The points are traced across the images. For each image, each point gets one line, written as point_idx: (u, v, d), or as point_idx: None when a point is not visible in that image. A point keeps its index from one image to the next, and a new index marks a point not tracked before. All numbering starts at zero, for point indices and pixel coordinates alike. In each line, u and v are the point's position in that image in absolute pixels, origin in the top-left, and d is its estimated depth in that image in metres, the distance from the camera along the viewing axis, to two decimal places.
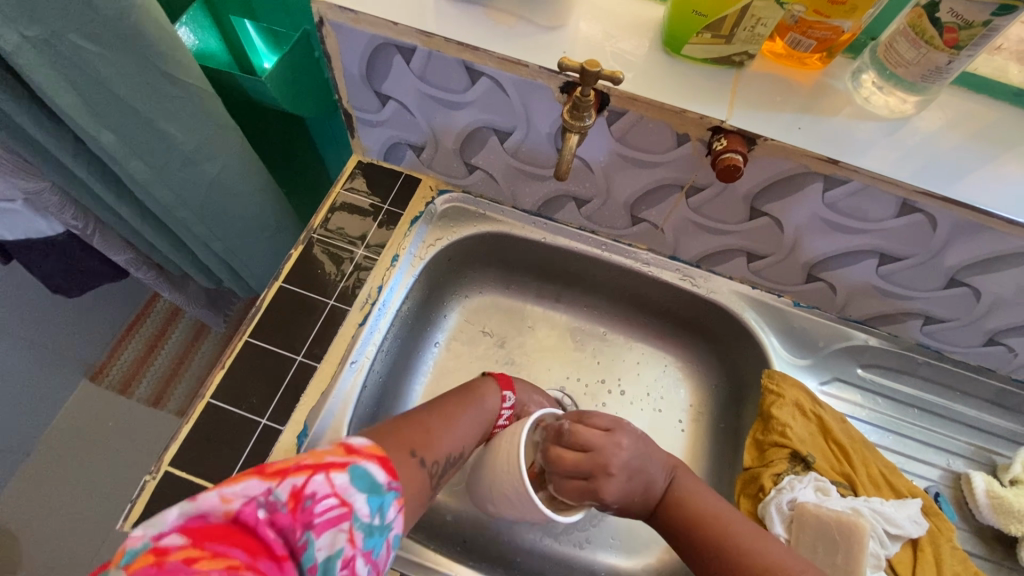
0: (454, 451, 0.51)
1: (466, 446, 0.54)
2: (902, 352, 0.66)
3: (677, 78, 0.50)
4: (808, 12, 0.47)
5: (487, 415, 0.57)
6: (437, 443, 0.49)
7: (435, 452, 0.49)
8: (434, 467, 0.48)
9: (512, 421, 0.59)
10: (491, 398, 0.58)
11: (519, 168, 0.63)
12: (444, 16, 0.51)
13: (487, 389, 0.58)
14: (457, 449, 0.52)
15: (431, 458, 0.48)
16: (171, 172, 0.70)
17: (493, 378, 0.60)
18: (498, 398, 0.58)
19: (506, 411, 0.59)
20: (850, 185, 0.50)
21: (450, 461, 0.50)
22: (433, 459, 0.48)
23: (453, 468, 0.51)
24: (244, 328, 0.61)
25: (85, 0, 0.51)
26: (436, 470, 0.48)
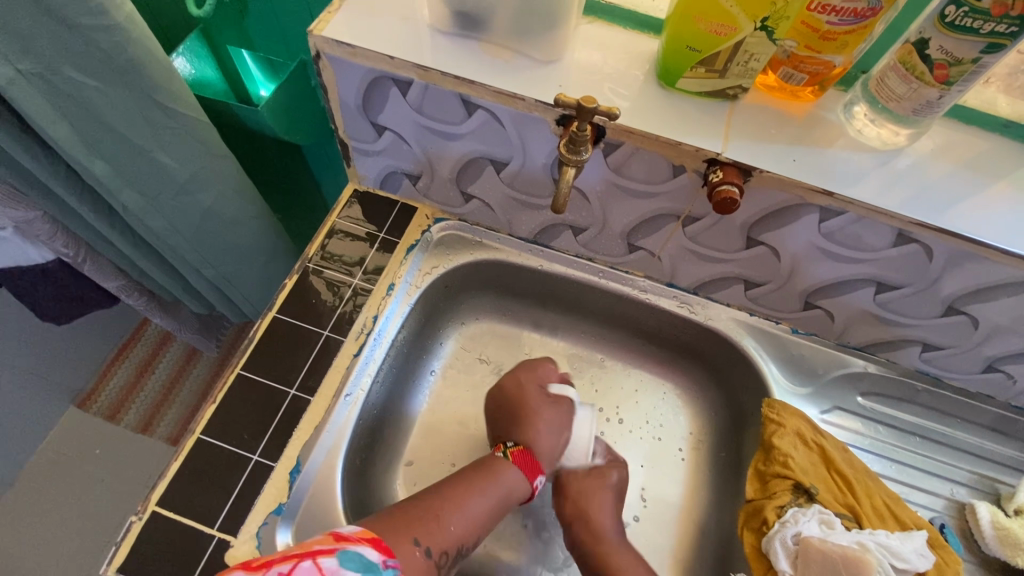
0: (467, 538, 0.51)
1: (484, 530, 0.54)
2: (900, 379, 0.66)
3: (672, 110, 0.51)
4: (800, 47, 0.47)
5: (514, 498, 0.57)
6: (448, 534, 0.49)
7: (445, 543, 0.49)
8: (442, 558, 0.48)
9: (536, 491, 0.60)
10: (512, 479, 0.57)
11: (516, 197, 0.63)
12: (441, 50, 0.52)
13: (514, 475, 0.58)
14: (470, 537, 0.52)
15: (438, 549, 0.48)
16: (165, 202, 0.69)
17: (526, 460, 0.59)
18: (526, 486, 0.59)
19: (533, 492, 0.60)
20: (846, 216, 0.50)
21: (462, 551, 0.50)
22: (439, 550, 0.48)
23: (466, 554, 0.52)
24: (236, 360, 0.60)
25: (81, 35, 0.51)
26: (441, 562, 0.48)
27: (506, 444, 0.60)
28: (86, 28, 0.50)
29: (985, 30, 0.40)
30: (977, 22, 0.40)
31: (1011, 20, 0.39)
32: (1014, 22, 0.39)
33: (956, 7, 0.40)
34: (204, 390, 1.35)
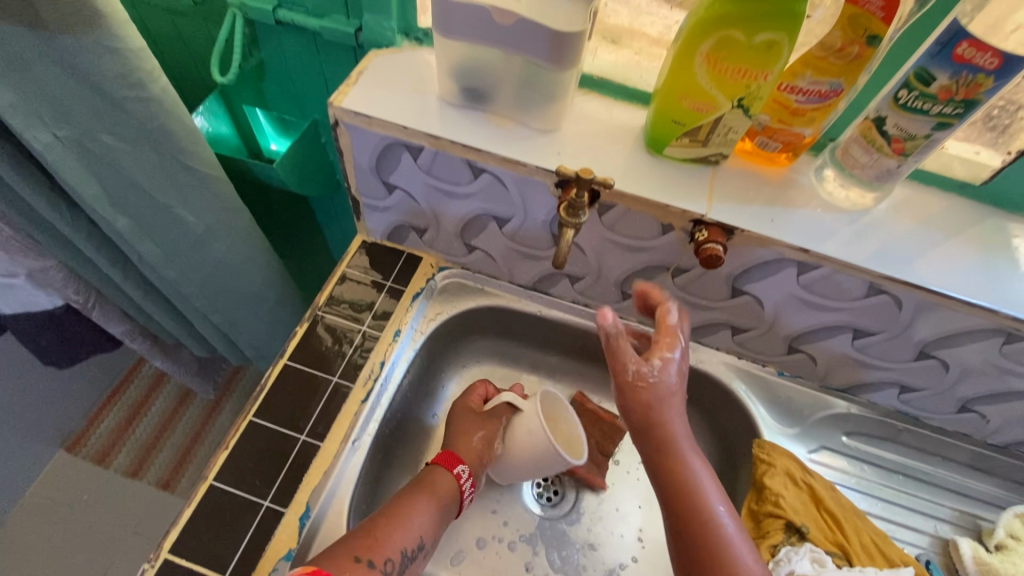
0: (409, 545, 0.54)
1: (430, 540, 0.57)
2: (882, 419, 0.69)
3: (660, 175, 0.56)
4: (773, 121, 0.53)
5: (443, 496, 0.60)
6: (390, 542, 0.53)
7: (387, 551, 0.52)
8: (386, 566, 0.51)
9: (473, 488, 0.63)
10: (444, 484, 0.61)
11: (517, 249, 0.67)
12: (450, 120, 0.57)
13: (437, 478, 0.61)
14: (415, 542, 0.55)
15: (381, 558, 0.51)
16: (181, 253, 0.72)
17: (439, 464, 0.62)
18: (451, 480, 0.61)
19: (466, 483, 0.62)
20: (821, 271, 0.55)
21: (407, 557, 0.54)
22: (383, 559, 0.51)
23: (415, 561, 0.55)
24: (248, 407, 0.62)
25: (118, 105, 0.55)
26: (386, 570, 0.51)
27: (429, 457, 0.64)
28: (123, 99, 0.55)
29: (933, 111, 0.45)
30: (926, 104, 0.45)
31: (956, 103, 0.44)
32: (959, 105, 0.44)
33: (908, 91, 0.45)
34: (196, 432, 1.35)
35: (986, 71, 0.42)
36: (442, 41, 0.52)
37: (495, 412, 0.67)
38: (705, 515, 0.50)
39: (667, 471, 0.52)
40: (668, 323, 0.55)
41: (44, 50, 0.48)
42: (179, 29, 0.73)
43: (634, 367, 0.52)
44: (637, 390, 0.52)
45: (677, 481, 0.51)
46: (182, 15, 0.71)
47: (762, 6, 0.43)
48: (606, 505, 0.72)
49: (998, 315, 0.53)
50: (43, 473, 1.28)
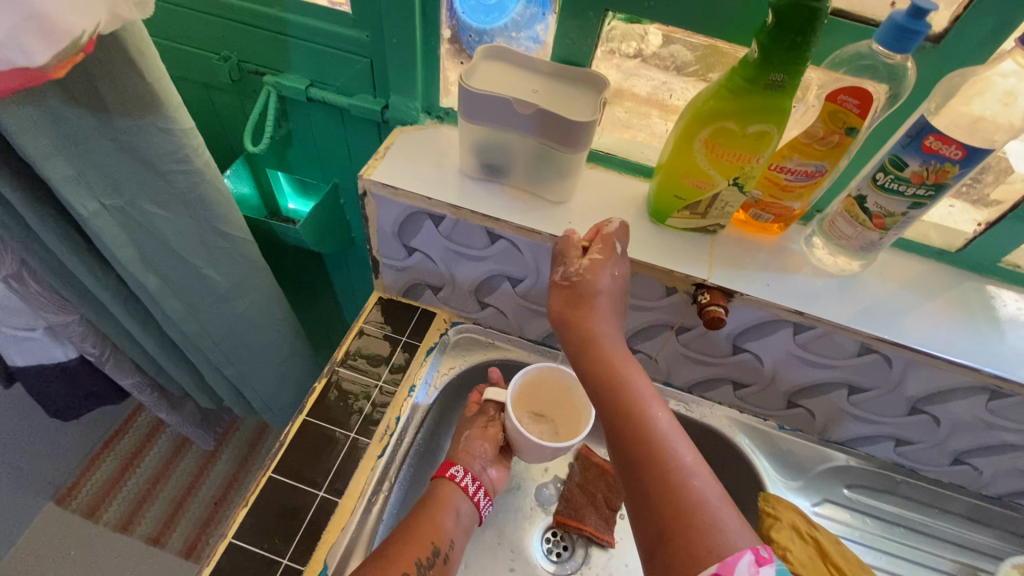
0: (424, 554, 0.55)
1: (448, 542, 0.58)
2: (881, 471, 0.72)
3: (664, 243, 0.61)
4: (765, 196, 0.58)
5: (450, 499, 0.61)
6: (401, 556, 0.54)
7: (402, 566, 0.53)
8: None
9: (482, 488, 0.63)
10: (446, 490, 0.62)
11: (529, 306, 0.71)
12: (469, 192, 0.62)
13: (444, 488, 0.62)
14: (429, 549, 0.56)
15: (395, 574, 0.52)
16: (203, 309, 0.75)
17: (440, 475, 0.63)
18: (451, 485, 0.62)
19: (465, 480, 0.63)
20: (815, 331, 0.59)
21: (423, 566, 0.55)
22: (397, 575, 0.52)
23: (434, 568, 0.55)
24: (267, 463, 0.63)
25: (163, 178, 0.59)
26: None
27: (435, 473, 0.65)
28: (169, 171, 0.59)
29: (908, 192, 0.50)
30: (902, 187, 0.50)
31: (929, 186, 0.49)
32: (931, 188, 0.49)
33: (885, 175, 0.51)
34: (191, 483, 1.32)
35: (952, 161, 0.47)
36: (465, 123, 0.58)
37: (487, 417, 0.68)
38: (641, 416, 0.50)
39: (599, 375, 0.53)
40: (605, 231, 0.56)
41: (102, 130, 0.53)
42: (214, 102, 0.80)
43: (563, 268, 0.56)
44: (562, 290, 0.56)
45: (609, 384, 0.52)
46: (218, 90, 0.77)
47: (751, 103, 0.48)
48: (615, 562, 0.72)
49: (981, 373, 0.57)
50: (30, 529, 1.23)
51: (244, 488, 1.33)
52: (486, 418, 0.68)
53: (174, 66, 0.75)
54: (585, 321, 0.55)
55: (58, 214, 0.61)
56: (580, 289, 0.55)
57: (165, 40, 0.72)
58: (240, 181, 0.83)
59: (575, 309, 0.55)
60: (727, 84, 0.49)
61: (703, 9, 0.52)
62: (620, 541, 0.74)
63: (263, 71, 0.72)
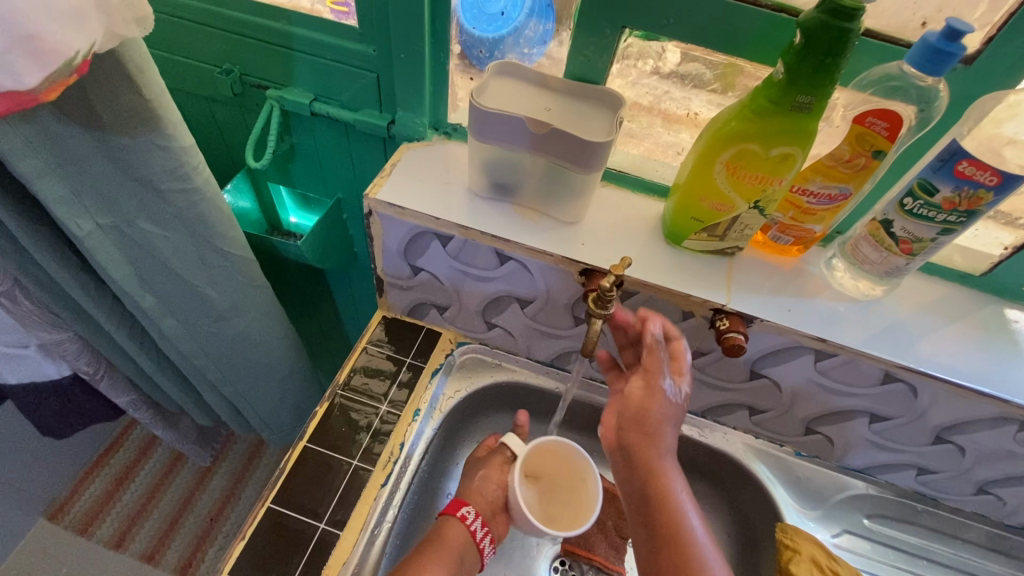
0: None
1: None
2: (900, 499, 0.70)
3: (679, 265, 0.59)
4: (785, 218, 0.57)
5: (455, 542, 0.57)
6: None
7: None
8: None
9: (489, 533, 0.59)
10: (454, 532, 0.58)
11: (538, 328, 0.69)
12: (477, 211, 0.60)
13: (451, 533, 0.58)
14: None
15: None
16: (201, 328, 0.73)
17: (448, 517, 0.59)
18: (460, 524, 0.58)
19: (475, 523, 0.59)
20: (837, 358, 0.57)
21: None
22: None
23: None
24: (266, 492, 0.61)
25: (162, 198, 0.57)
26: None
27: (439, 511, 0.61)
28: (167, 190, 0.57)
29: (938, 219, 0.49)
30: (931, 213, 0.48)
31: (960, 213, 0.48)
32: (963, 215, 0.48)
33: (913, 200, 0.49)
34: (186, 498, 1.29)
35: (987, 187, 0.45)
36: (475, 141, 0.56)
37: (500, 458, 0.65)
38: (682, 529, 0.49)
39: (646, 473, 0.50)
40: (684, 359, 0.53)
41: (99, 148, 0.51)
42: (214, 115, 0.78)
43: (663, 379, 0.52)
44: (643, 396, 0.52)
45: (658, 489, 0.50)
46: (219, 103, 0.75)
47: (776, 126, 0.46)
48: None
49: (1010, 405, 0.55)
50: (20, 544, 1.20)
51: (240, 503, 1.30)
52: (502, 461, 0.65)
53: (175, 79, 0.73)
54: (650, 428, 0.51)
55: (52, 233, 0.59)
56: (655, 399, 0.52)
57: (166, 53, 0.70)
58: (241, 195, 0.81)
59: (649, 424, 0.51)
60: (751, 105, 0.47)
61: (722, 26, 0.51)
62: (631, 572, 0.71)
63: (266, 84, 0.70)
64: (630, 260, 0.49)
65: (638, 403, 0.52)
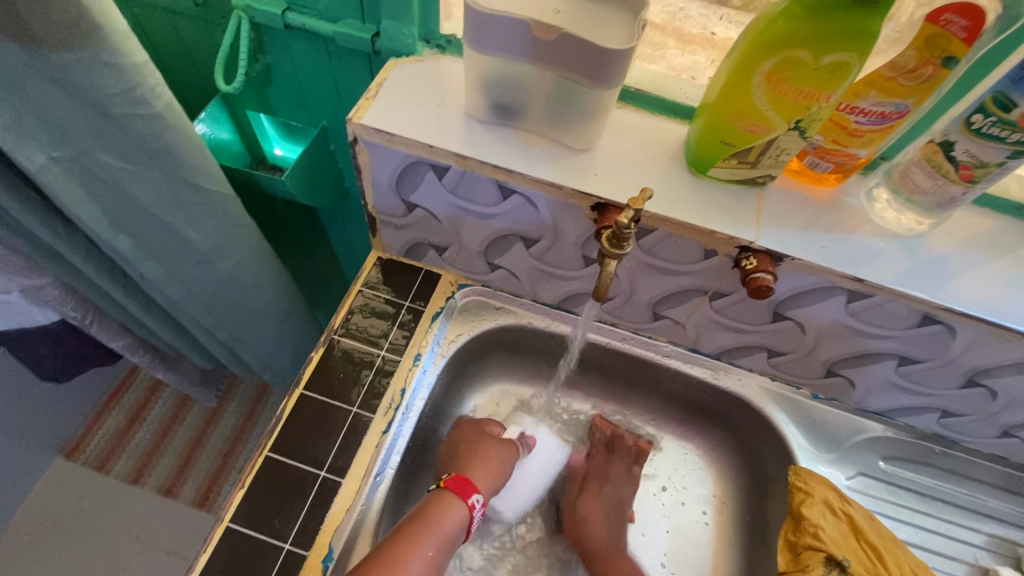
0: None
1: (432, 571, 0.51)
2: (917, 441, 0.67)
3: (704, 198, 0.52)
4: (827, 141, 0.50)
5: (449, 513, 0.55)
6: None
7: None
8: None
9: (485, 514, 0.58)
10: (450, 508, 0.55)
11: (544, 269, 0.64)
12: (477, 138, 0.53)
13: (448, 508, 0.55)
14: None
15: None
16: (185, 271, 0.68)
17: (449, 488, 0.57)
18: (463, 509, 0.56)
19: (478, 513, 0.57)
20: (872, 299, 0.52)
21: None
22: None
23: None
24: (263, 441, 0.58)
25: (121, 125, 0.51)
26: None
27: (440, 478, 0.59)
28: (122, 115, 0.50)
29: (1011, 139, 0.42)
30: (1004, 132, 0.42)
31: None
32: None
33: (983, 116, 0.43)
34: (198, 436, 1.31)
35: None
36: (471, 53, 0.48)
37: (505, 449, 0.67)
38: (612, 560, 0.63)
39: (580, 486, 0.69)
40: (603, 284, 0.48)
41: (37, 67, 0.44)
42: (179, 31, 0.68)
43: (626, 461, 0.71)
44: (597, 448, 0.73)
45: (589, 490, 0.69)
46: (183, 17, 0.66)
47: (832, 25, 0.39)
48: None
49: None
50: (40, 481, 1.23)
51: (251, 439, 1.31)
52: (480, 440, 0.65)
53: None
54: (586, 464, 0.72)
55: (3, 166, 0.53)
56: (603, 291, 0.48)
57: None
58: (217, 124, 0.73)
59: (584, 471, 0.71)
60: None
61: None
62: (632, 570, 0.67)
63: None
64: (652, 194, 0.44)
65: (602, 293, 0.48)
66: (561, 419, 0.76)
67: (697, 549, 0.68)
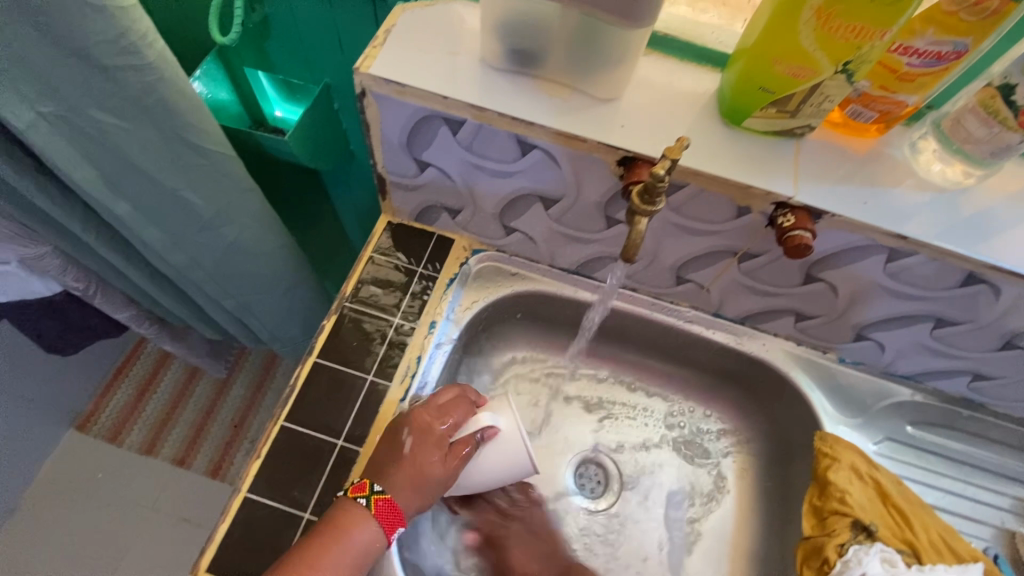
0: None
1: None
2: (945, 405, 0.66)
3: (739, 151, 0.49)
4: (873, 87, 0.46)
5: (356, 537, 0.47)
6: None
7: None
8: None
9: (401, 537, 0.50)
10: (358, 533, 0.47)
11: (562, 232, 0.61)
12: (494, 87, 0.50)
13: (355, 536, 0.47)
14: None
15: None
16: (188, 239, 0.65)
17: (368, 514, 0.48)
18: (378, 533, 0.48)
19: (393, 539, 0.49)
20: (915, 258, 0.49)
21: None
22: None
23: None
24: (278, 410, 0.57)
25: (112, 78, 0.47)
26: None
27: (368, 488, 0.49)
28: (112, 66, 0.47)
29: None
30: None
31: None
32: None
33: None
34: (208, 407, 1.30)
35: None
36: None
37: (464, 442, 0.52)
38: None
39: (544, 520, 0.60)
40: (633, 242, 0.44)
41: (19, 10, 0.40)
42: None
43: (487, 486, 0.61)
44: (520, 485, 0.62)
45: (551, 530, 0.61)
46: None
47: None
48: (638, 544, 0.66)
49: None
50: (54, 453, 1.24)
51: (261, 410, 1.31)
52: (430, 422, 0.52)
53: None
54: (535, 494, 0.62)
55: None
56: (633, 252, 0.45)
57: None
58: (214, 82, 0.69)
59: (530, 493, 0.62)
60: None
61: None
62: (655, 530, 0.67)
63: None
64: (689, 143, 0.40)
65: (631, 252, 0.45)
66: (579, 386, 0.73)
67: (715, 513, 0.68)
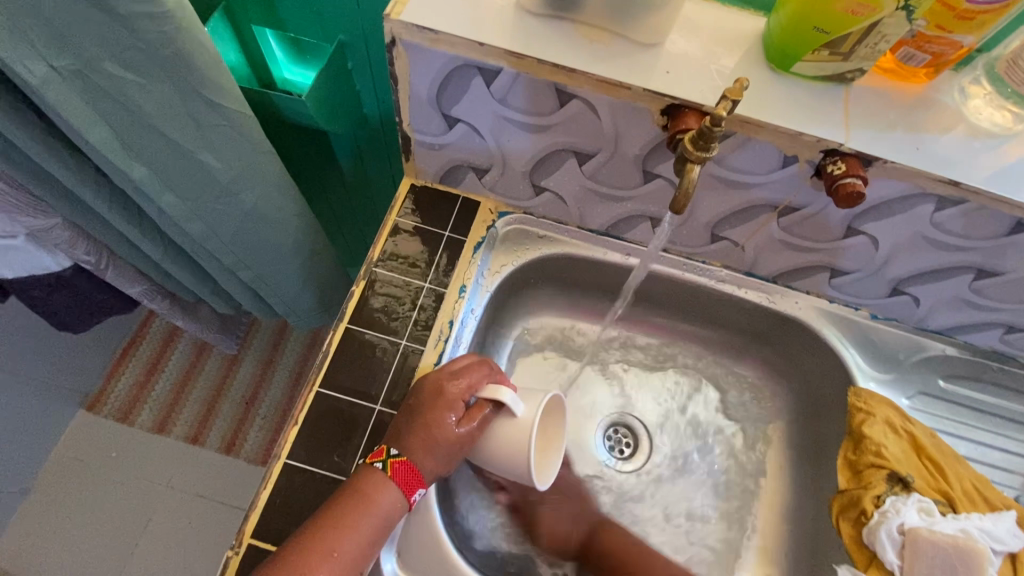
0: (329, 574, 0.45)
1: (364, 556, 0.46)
2: (976, 358, 0.66)
3: (788, 98, 0.47)
4: (929, 27, 0.44)
5: (380, 496, 0.48)
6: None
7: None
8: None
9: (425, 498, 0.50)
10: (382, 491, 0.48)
11: (595, 190, 0.59)
12: (531, 33, 0.48)
13: (380, 492, 0.48)
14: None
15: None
16: (205, 205, 0.63)
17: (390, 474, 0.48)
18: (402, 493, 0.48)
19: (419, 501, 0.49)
20: (965, 205, 0.48)
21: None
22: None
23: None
24: (312, 377, 0.56)
25: (129, 29, 0.44)
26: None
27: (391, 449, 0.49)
28: (129, 14, 0.43)
29: None
30: None
31: None
32: None
33: None
34: (219, 384, 1.30)
35: None
36: None
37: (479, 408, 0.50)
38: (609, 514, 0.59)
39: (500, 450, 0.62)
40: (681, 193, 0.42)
41: None
42: None
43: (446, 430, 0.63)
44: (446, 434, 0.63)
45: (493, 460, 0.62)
46: None
47: None
48: (669, 502, 0.67)
49: None
50: (66, 434, 1.23)
51: (274, 385, 1.30)
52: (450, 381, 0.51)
53: None
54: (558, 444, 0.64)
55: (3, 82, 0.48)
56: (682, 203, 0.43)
57: None
58: (223, 41, 0.67)
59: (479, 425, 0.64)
60: None
61: None
62: (687, 488, 0.67)
63: None
64: (748, 84, 0.39)
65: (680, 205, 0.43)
66: (607, 350, 0.73)
67: (745, 471, 0.68)
